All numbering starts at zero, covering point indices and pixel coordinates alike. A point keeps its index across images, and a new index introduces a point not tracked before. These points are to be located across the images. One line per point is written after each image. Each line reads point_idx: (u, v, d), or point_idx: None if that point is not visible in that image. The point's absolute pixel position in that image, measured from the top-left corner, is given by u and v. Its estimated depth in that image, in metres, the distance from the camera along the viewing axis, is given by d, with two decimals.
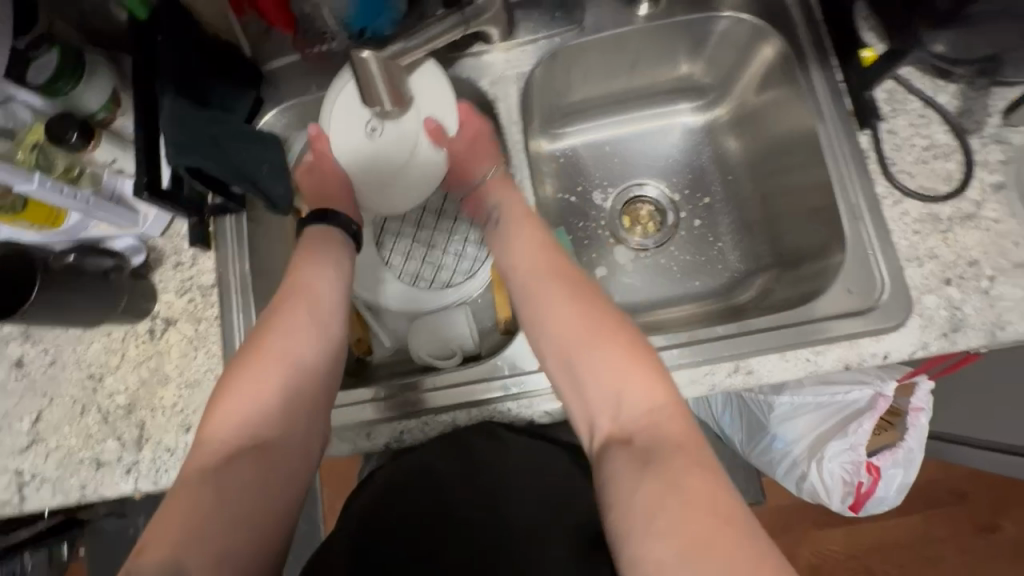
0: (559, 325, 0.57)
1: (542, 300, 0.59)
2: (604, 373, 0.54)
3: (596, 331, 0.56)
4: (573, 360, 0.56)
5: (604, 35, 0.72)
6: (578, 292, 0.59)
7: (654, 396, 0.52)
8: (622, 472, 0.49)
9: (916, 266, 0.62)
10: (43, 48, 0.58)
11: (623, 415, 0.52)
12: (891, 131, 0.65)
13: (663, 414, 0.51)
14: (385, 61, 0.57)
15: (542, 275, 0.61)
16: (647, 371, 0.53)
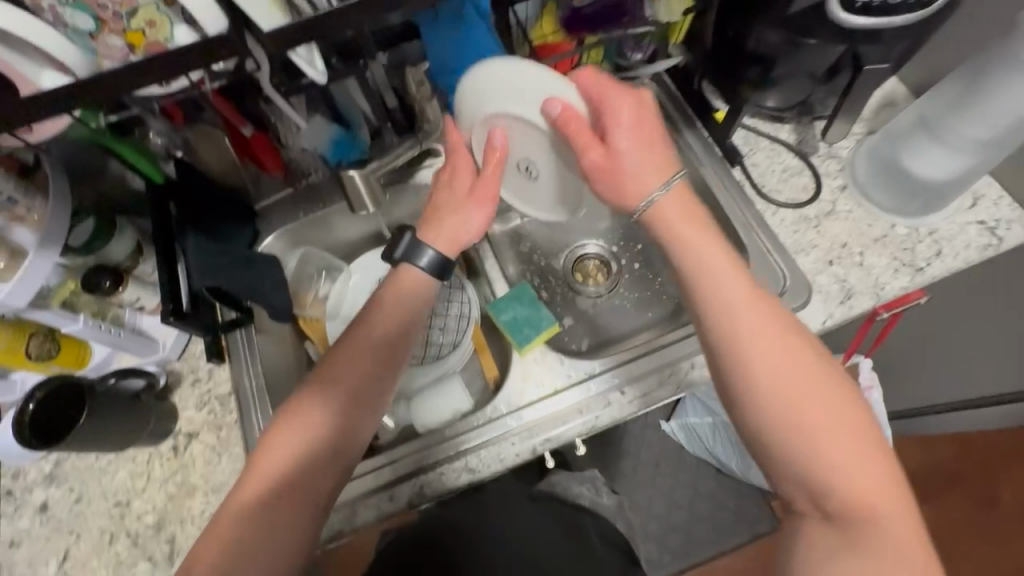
0: (776, 388, 0.52)
1: (756, 359, 0.53)
2: (825, 448, 0.51)
3: (823, 400, 0.52)
4: (790, 428, 0.52)
5: None
6: (798, 354, 0.53)
7: (876, 478, 0.51)
8: (820, 543, 0.52)
9: (804, 255, 0.79)
10: (81, 217, 0.70)
11: (828, 496, 0.52)
12: (755, 164, 0.86)
13: (882, 492, 0.51)
14: (367, 175, 0.74)
15: (754, 335, 0.54)
16: (870, 445, 0.51)
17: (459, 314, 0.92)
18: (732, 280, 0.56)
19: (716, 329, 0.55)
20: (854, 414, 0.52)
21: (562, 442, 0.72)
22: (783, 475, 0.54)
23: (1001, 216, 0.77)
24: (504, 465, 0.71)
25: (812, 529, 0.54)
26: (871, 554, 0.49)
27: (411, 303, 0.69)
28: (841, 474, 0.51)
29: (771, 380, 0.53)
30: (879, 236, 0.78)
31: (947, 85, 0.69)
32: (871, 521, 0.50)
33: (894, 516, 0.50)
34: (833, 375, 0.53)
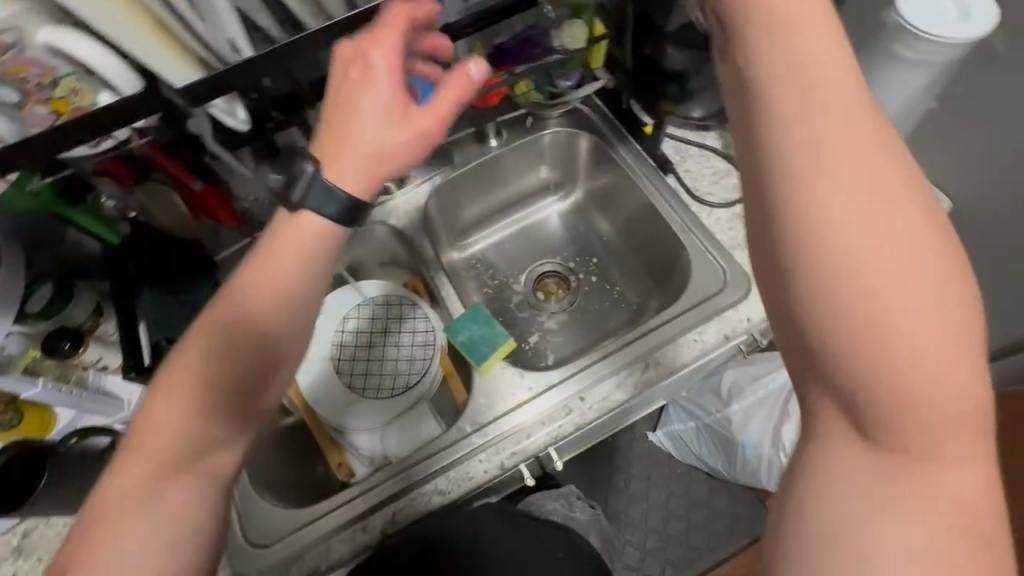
0: (833, 227, 0.34)
1: (819, 188, 0.34)
2: (892, 335, 0.32)
3: (909, 264, 0.33)
4: (842, 292, 0.33)
5: (471, 165, 0.96)
6: (892, 195, 0.34)
7: (955, 404, 0.33)
8: (863, 485, 0.34)
9: (739, 250, 0.84)
10: (39, 284, 0.74)
11: (897, 409, 0.33)
12: (687, 170, 0.91)
13: (966, 415, 0.33)
14: None
15: (829, 161, 0.35)
16: (960, 357, 0.33)
17: (424, 342, 0.95)
18: (830, 89, 0.36)
19: (772, 140, 0.37)
20: (953, 313, 0.33)
21: (528, 454, 0.73)
22: (821, 370, 0.35)
23: None
24: (475, 483, 0.72)
25: (835, 460, 0.36)
26: (906, 498, 0.33)
27: (314, 254, 0.50)
28: (896, 371, 0.33)
29: (831, 214, 0.34)
30: None
31: None
32: (923, 457, 0.34)
33: (968, 467, 0.33)
34: (940, 248, 0.34)
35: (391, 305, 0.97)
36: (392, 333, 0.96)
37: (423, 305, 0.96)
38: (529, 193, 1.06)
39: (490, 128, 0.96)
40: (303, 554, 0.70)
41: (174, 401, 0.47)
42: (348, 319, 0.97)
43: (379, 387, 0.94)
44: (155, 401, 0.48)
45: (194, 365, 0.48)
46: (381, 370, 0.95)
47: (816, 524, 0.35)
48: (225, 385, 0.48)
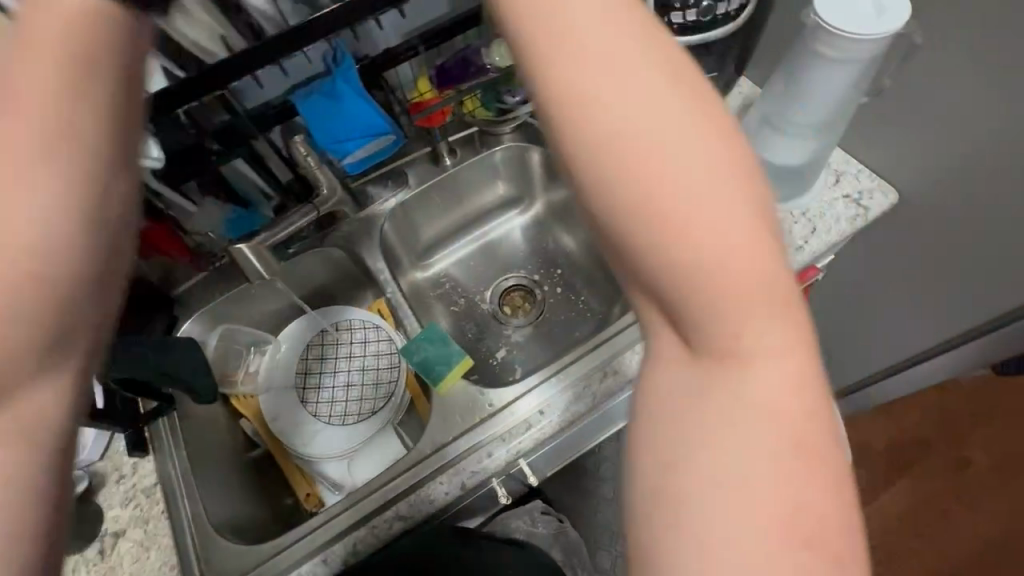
0: (616, 130, 0.35)
1: (600, 94, 0.35)
2: (678, 227, 0.35)
3: (697, 159, 0.35)
4: (635, 193, 0.35)
5: (425, 185, 0.96)
6: (668, 91, 0.36)
7: (746, 280, 0.35)
8: (683, 394, 0.37)
9: None
10: None
11: (697, 310, 0.35)
12: None
13: (761, 297, 0.35)
14: (255, 246, 0.76)
15: (608, 63, 0.35)
16: (743, 239, 0.35)
17: (388, 366, 0.94)
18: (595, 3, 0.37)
19: (552, 44, 0.36)
20: (735, 193, 0.35)
21: (488, 474, 0.73)
22: (633, 276, 0.37)
23: (862, 188, 0.84)
24: (436, 506, 0.71)
25: (665, 376, 0.38)
26: (722, 400, 0.36)
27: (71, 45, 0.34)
28: (686, 265, 0.35)
29: (623, 125, 0.35)
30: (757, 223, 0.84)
31: (772, 84, 0.76)
32: (725, 341, 0.36)
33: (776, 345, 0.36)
34: (722, 135, 0.36)
35: (356, 328, 0.96)
36: (356, 357, 0.95)
37: (385, 327, 0.96)
38: (489, 209, 1.06)
39: (443, 146, 0.95)
40: None
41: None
42: (312, 346, 0.96)
43: (345, 413, 0.92)
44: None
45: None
46: (346, 395, 0.93)
47: (653, 461, 0.36)
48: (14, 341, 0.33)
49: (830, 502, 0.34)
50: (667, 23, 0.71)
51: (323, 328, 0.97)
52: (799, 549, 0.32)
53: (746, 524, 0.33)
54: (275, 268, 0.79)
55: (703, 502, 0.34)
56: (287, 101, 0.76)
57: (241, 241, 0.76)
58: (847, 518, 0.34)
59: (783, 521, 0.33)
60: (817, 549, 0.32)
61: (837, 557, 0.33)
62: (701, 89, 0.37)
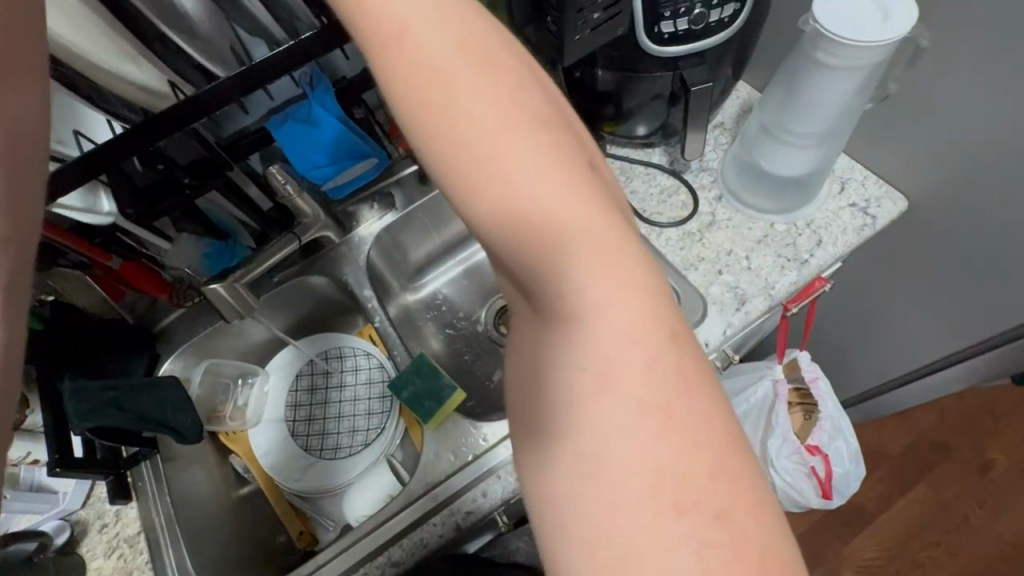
0: (429, 123, 0.37)
1: (412, 91, 0.38)
2: (506, 197, 0.36)
3: (500, 118, 0.37)
4: (463, 174, 0.37)
5: (412, 206, 0.92)
6: (470, 71, 0.38)
7: (572, 236, 0.35)
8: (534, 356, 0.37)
9: (693, 269, 0.79)
10: None
11: (531, 266, 0.36)
12: (634, 191, 0.86)
13: (580, 236, 0.35)
14: (231, 284, 0.73)
15: (407, 64, 0.38)
16: (563, 195, 0.36)
17: (380, 395, 0.91)
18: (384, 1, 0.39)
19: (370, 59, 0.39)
20: (549, 153, 0.37)
21: (485, 513, 0.69)
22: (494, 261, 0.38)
23: (869, 195, 0.80)
24: (429, 549, 0.68)
25: (523, 359, 0.38)
26: (568, 367, 0.35)
27: None
28: (517, 234, 0.36)
29: (434, 108, 0.37)
30: (760, 237, 0.80)
31: (770, 94, 0.73)
32: (564, 301, 0.35)
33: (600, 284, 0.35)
34: (529, 104, 0.38)
35: (345, 357, 0.93)
36: (346, 386, 0.92)
37: (376, 354, 0.93)
38: None
39: None
40: None
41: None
42: (303, 377, 0.93)
43: (337, 446, 0.89)
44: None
45: None
46: (337, 427, 0.90)
47: (526, 440, 0.36)
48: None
49: (694, 454, 0.31)
50: (655, 33, 0.67)
51: (314, 358, 0.94)
52: (667, 508, 0.30)
53: (603, 490, 0.31)
54: (254, 305, 0.76)
55: (571, 479, 0.33)
56: (263, 128, 0.73)
57: (215, 280, 0.73)
58: (720, 466, 0.31)
59: (648, 482, 0.31)
60: (681, 482, 0.30)
61: (717, 509, 0.30)
62: (491, 54, 0.39)
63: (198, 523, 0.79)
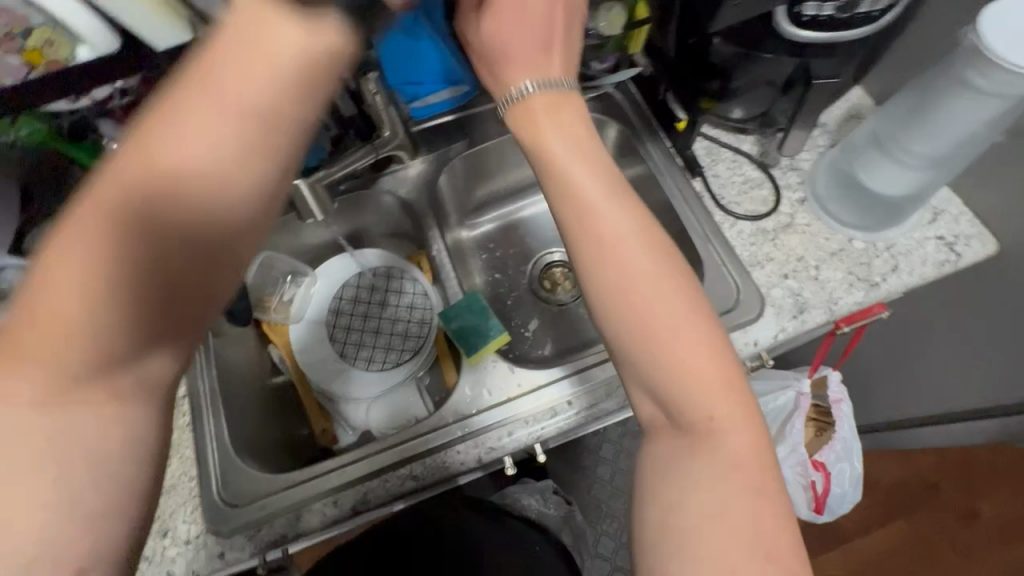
0: (622, 290, 0.49)
1: (610, 265, 0.49)
2: (678, 348, 0.47)
3: (673, 292, 0.49)
4: (640, 330, 0.48)
5: (489, 142, 0.91)
6: (648, 254, 0.50)
7: (716, 387, 0.47)
8: (668, 456, 0.48)
9: (759, 268, 0.78)
10: (36, 221, 0.72)
11: (683, 403, 0.48)
12: (716, 175, 0.85)
13: (720, 389, 0.47)
14: (312, 184, 0.74)
15: (610, 247, 0.50)
16: (710, 352, 0.48)
17: (421, 320, 0.93)
18: (587, 182, 0.51)
19: (575, 224, 0.51)
20: (701, 310, 0.49)
21: (507, 453, 0.73)
22: (645, 394, 0.50)
23: (961, 232, 0.77)
24: (449, 474, 0.72)
25: (657, 471, 0.49)
26: (706, 466, 0.46)
27: None
28: (682, 379, 0.47)
29: (627, 277, 0.49)
30: (836, 249, 0.78)
31: (900, 100, 0.70)
32: (707, 435, 0.47)
33: (733, 420, 0.47)
34: (686, 279, 0.50)
35: (395, 278, 0.95)
36: (386, 305, 0.95)
37: (423, 281, 0.95)
38: None
39: None
40: (269, 520, 0.71)
41: (15, 388, 0.34)
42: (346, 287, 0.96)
43: (370, 359, 0.92)
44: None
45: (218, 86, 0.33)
46: (374, 341, 0.93)
47: (653, 507, 0.47)
48: (137, 310, 0.34)
49: (788, 535, 0.45)
50: (794, 14, 0.64)
51: (363, 270, 0.96)
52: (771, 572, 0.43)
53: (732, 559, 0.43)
54: (328, 209, 0.78)
55: (694, 555, 0.44)
56: None
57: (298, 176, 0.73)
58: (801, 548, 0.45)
59: (763, 553, 0.44)
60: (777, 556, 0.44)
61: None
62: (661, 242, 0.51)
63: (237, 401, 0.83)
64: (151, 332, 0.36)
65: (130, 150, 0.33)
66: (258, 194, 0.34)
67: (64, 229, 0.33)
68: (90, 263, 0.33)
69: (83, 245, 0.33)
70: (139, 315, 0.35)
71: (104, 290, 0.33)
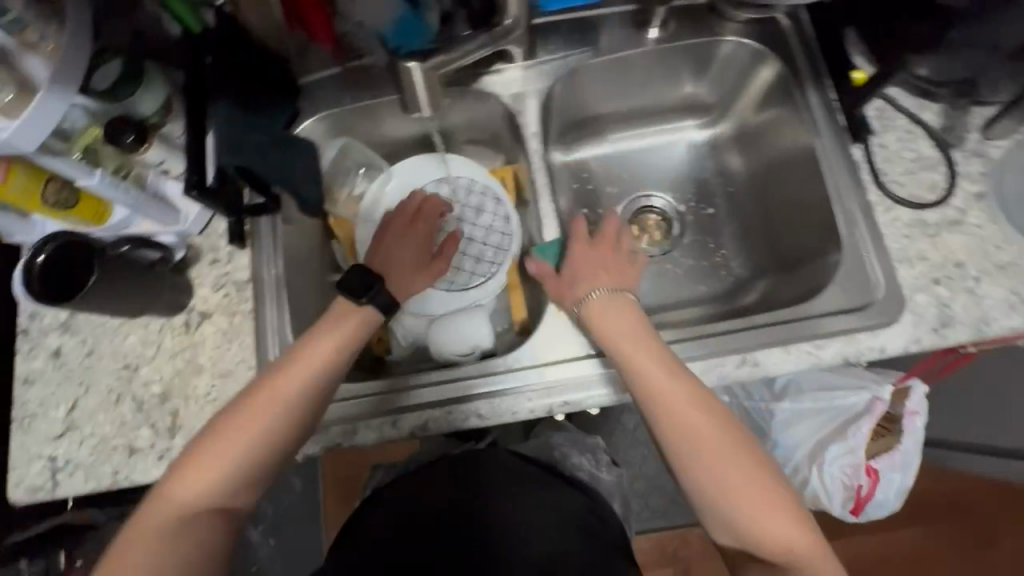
0: (698, 463, 0.58)
1: (684, 443, 0.59)
2: (749, 509, 0.56)
3: (731, 455, 0.58)
4: (710, 486, 0.58)
5: (616, 55, 0.79)
6: (705, 422, 0.59)
7: (787, 530, 0.55)
8: None
9: (906, 266, 0.67)
10: (106, 56, 0.63)
11: (761, 544, 0.56)
12: (882, 145, 0.71)
13: (791, 533, 0.55)
14: (428, 70, 0.56)
15: (682, 429, 0.59)
16: (783, 509, 0.56)
17: (498, 246, 0.85)
18: (652, 369, 0.62)
19: (645, 399, 0.61)
20: (760, 462, 0.58)
21: (578, 408, 0.69)
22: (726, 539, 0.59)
23: None
24: (515, 419, 0.68)
25: None
26: None
27: None
28: (761, 535, 0.56)
29: (688, 444, 0.59)
30: (1005, 262, 0.66)
31: None
32: (788, 571, 0.55)
33: (809, 554, 0.54)
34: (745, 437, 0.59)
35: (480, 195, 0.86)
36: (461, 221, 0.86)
37: (506, 202, 0.85)
38: (664, 110, 0.90)
39: (658, 13, 0.77)
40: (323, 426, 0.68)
41: (200, 481, 0.57)
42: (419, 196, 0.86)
43: (438, 277, 0.85)
44: (176, 482, 0.57)
45: (296, 380, 0.61)
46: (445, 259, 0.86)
47: None
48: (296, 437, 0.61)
49: None
50: None
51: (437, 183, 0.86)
52: None
53: None
54: (442, 107, 0.60)
55: None
56: None
57: (413, 57, 0.57)
58: None
59: None
60: None
61: None
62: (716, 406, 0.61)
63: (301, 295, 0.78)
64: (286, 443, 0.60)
65: (274, 389, 0.60)
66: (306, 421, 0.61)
67: (268, 378, 0.61)
68: (276, 410, 0.60)
69: (283, 391, 0.60)
70: (288, 432, 0.60)
71: (275, 423, 0.59)
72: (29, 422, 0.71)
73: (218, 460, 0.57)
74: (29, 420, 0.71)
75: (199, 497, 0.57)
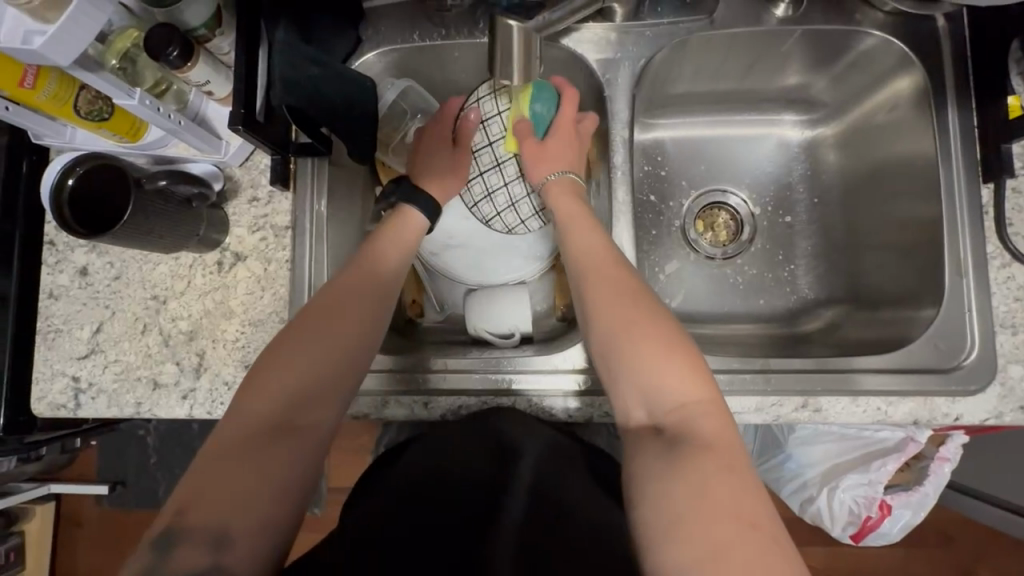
0: (601, 307, 0.54)
1: (592, 286, 0.56)
2: (646, 372, 0.50)
3: (639, 317, 0.53)
4: (609, 353, 0.52)
5: (732, 31, 0.68)
6: (621, 288, 0.55)
7: (686, 406, 0.48)
8: (643, 454, 0.47)
9: (1008, 332, 0.60)
10: None
11: (654, 408, 0.49)
12: (1016, 190, 0.62)
13: (684, 405, 0.48)
14: (529, 33, 0.48)
15: (592, 272, 0.57)
16: (688, 365, 0.50)
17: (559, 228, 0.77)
18: (580, 235, 0.61)
19: (572, 260, 0.60)
20: (674, 334, 0.52)
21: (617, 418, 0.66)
22: (626, 418, 0.51)
23: None
24: (552, 417, 0.66)
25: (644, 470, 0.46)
26: (679, 456, 0.45)
27: None
28: (659, 394, 0.49)
29: (595, 307, 0.55)
30: None
31: None
32: (680, 439, 0.47)
33: (701, 420, 0.47)
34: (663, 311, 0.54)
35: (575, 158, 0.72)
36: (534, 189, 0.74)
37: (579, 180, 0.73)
38: (762, 96, 0.80)
39: None
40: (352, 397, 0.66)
41: (277, 385, 0.50)
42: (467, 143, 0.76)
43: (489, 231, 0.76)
44: (258, 391, 0.49)
45: (367, 268, 0.58)
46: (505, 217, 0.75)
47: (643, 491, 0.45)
48: (377, 335, 0.56)
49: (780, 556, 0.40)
50: None
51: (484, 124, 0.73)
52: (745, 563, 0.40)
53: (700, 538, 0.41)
54: (532, 78, 0.51)
55: (670, 519, 0.42)
56: None
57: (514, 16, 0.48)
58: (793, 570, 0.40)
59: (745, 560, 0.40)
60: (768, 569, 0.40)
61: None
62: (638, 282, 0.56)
63: (341, 248, 0.73)
64: (365, 350, 0.54)
65: (348, 282, 0.56)
66: (378, 324, 0.56)
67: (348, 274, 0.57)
68: (361, 287, 0.56)
69: (354, 286, 0.56)
70: (365, 339, 0.54)
71: (348, 314, 0.54)
72: (53, 337, 0.69)
73: (299, 361, 0.51)
74: (53, 335, 0.69)
75: (287, 399, 0.49)
